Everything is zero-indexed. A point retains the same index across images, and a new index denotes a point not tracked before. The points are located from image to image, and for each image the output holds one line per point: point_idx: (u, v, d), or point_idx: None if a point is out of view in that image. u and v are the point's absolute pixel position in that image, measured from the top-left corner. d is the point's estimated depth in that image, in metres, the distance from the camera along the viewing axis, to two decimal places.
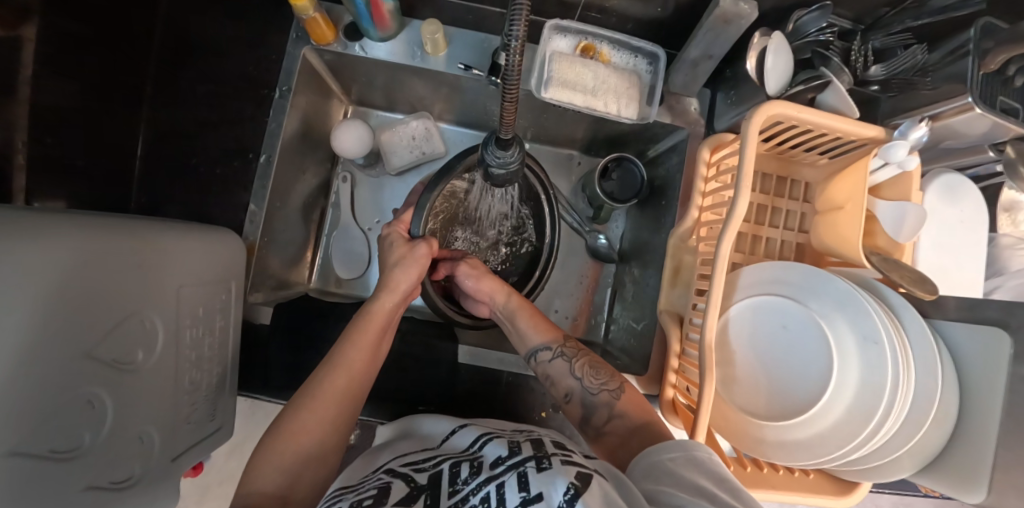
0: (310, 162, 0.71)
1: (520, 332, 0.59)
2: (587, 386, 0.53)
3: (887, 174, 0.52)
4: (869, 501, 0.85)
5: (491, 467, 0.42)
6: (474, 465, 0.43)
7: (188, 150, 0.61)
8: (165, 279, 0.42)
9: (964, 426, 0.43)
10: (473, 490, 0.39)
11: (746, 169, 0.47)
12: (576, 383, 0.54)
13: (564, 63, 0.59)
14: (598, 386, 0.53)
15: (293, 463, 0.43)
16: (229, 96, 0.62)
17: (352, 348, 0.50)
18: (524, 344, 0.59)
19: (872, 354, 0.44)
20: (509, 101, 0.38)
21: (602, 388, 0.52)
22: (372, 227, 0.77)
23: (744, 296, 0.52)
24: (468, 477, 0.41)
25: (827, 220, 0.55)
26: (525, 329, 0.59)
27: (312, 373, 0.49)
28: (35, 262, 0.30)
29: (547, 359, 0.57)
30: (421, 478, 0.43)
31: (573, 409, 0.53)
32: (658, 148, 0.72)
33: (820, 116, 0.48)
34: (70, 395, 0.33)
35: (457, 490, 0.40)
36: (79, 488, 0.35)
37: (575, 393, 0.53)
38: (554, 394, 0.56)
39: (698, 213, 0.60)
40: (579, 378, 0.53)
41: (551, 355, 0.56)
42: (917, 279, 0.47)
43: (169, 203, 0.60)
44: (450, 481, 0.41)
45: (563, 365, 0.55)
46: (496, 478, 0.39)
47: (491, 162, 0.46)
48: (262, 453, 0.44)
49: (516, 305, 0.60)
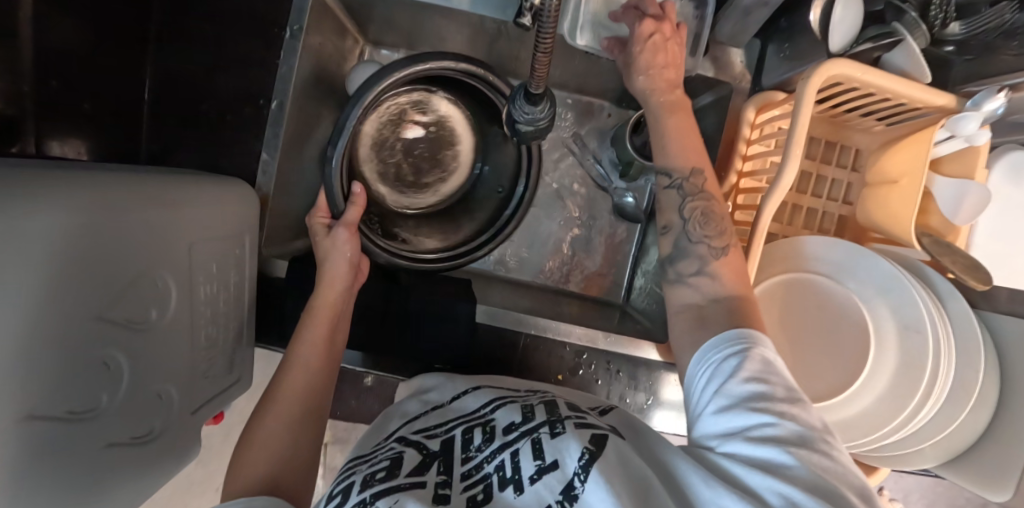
0: (325, 106, 0.67)
1: (658, 134, 0.47)
2: (691, 232, 0.44)
3: (952, 148, 0.47)
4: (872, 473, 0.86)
5: (504, 433, 0.41)
6: (486, 430, 0.43)
7: (196, 94, 0.58)
8: (171, 236, 0.41)
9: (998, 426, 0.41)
10: (488, 457, 0.39)
11: (798, 135, 0.43)
12: (679, 221, 0.45)
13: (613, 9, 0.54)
14: (701, 237, 0.44)
15: (266, 458, 0.43)
16: (237, 34, 0.57)
17: (305, 345, 0.52)
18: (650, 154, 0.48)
19: (912, 343, 0.42)
20: (542, 52, 0.32)
21: (704, 240, 0.43)
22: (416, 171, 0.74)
23: (777, 271, 0.50)
24: (482, 445, 0.41)
25: (875, 194, 0.51)
26: (665, 135, 0.47)
27: (278, 371, 0.52)
28: (47, 229, 0.29)
29: (663, 186, 0.46)
30: (433, 445, 0.44)
31: (663, 243, 0.46)
32: (697, 104, 0.66)
33: (887, 79, 0.44)
34: (86, 356, 0.33)
35: (471, 456, 0.40)
36: (99, 443, 0.35)
37: (674, 230, 0.45)
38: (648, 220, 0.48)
39: (736, 179, 0.57)
40: (685, 218, 0.45)
41: (671, 182, 0.46)
42: (970, 265, 0.44)
43: (179, 150, 0.57)
44: (463, 448, 0.42)
45: (680, 197, 0.45)
46: (510, 446, 0.39)
47: (519, 118, 0.42)
48: (241, 449, 0.45)
49: (671, 106, 0.48)
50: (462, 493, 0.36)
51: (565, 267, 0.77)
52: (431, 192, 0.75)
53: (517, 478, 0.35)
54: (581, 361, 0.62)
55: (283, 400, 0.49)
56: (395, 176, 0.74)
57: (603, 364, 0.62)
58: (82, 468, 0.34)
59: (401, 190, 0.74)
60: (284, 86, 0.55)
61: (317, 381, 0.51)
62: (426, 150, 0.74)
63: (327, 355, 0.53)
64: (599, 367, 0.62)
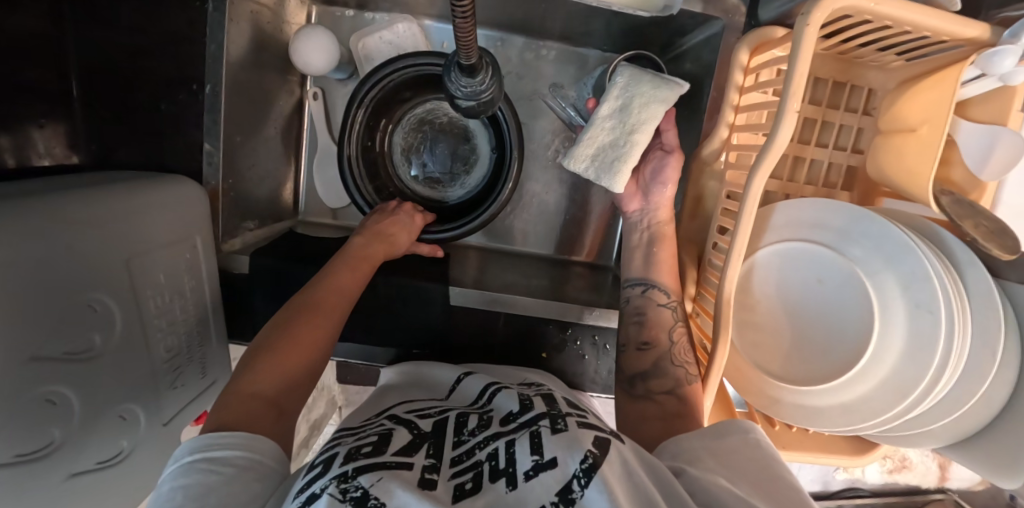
0: (273, 80, 0.61)
1: (651, 260, 0.52)
2: (674, 353, 0.46)
3: (983, 87, 0.40)
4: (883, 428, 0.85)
5: (501, 423, 0.39)
6: (483, 417, 0.41)
7: (125, 84, 0.52)
8: (105, 254, 0.38)
9: (1014, 405, 0.39)
10: (480, 444, 0.37)
11: (796, 86, 0.37)
12: (667, 342, 0.47)
13: (644, 97, 0.51)
14: (681, 359, 0.46)
15: (279, 373, 0.41)
16: (159, 9, 0.51)
17: (340, 274, 0.51)
18: (645, 269, 0.52)
19: (920, 322, 0.39)
20: (462, 18, 0.25)
21: (682, 364, 0.46)
22: (427, 161, 0.69)
23: (774, 239, 0.46)
24: (475, 430, 0.39)
25: (889, 144, 0.45)
26: (660, 266, 0.52)
27: (306, 285, 0.49)
28: None
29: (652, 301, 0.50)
30: (424, 425, 0.41)
31: (643, 359, 0.48)
32: (686, 44, 0.58)
33: (905, 10, 0.36)
34: (23, 400, 0.32)
35: (463, 441, 0.38)
36: (58, 476, 0.35)
37: (659, 349, 0.47)
38: (632, 333, 0.50)
39: (728, 133, 0.50)
40: (673, 341, 0.47)
41: (663, 300, 0.50)
42: (994, 231, 0.39)
43: (118, 148, 0.53)
44: (456, 431, 0.40)
45: (669, 317, 0.49)
46: (506, 436, 0.36)
47: (456, 93, 0.35)
48: (257, 354, 0.42)
49: (666, 236, 0.53)
50: (450, 480, 0.33)
51: (552, 234, 0.73)
52: (458, 184, 0.69)
53: (511, 471, 0.32)
54: (566, 337, 0.59)
55: (321, 311, 0.46)
56: (424, 175, 0.69)
57: (589, 339, 0.59)
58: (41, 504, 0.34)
59: (433, 187, 0.69)
60: (217, 67, 0.49)
61: (345, 302, 0.49)
62: (449, 148, 0.68)
63: (356, 285, 0.51)
64: (585, 342, 0.59)
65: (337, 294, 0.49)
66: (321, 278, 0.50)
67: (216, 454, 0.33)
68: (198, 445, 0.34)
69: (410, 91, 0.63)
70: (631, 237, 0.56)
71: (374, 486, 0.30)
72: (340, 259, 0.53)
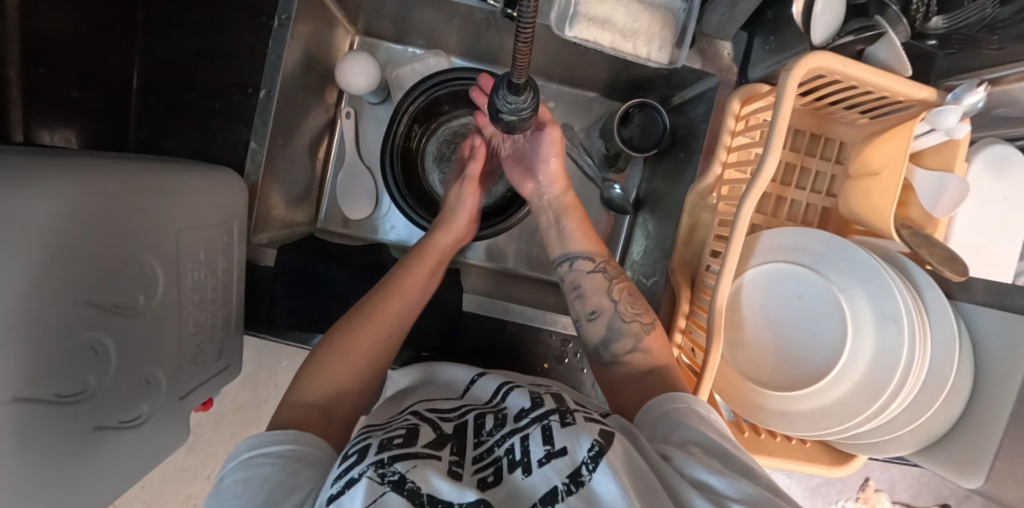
0: (314, 95, 0.67)
1: (563, 231, 0.59)
2: (621, 312, 0.52)
3: (932, 141, 0.48)
4: (886, 490, 0.85)
5: (515, 420, 0.39)
6: (498, 416, 0.41)
7: (183, 82, 0.57)
8: (163, 223, 0.41)
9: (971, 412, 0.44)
10: (499, 441, 0.37)
11: (780, 128, 0.43)
12: (610, 304, 0.53)
13: None
14: (631, 316, 0.52)
15: (333, 383, 0.45)
16: (225, 23, 0.57)
17: (410, 274, 0.55)
18: (562, 242, 0.59)
19: (887, 332, 0.44)
20: (522, 43, 0.31)
21: (635, 319, 0.51)
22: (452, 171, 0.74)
23: (760, 262, 0.50)
24: (493, 429, 0.39)
25: (858, 186, 0.52)
26: (570, 229, 0.59)
27: (373, 289, 0.53)
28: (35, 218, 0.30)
29: (585, 269, 0.56)
30: (447, 427, 0.41)
31: (595, 327, 0.53)
32: (685, 95, 0.67)
33: (869, 72, 0.44)
34: (70, 343, 0.34)
35: (482, 441, 0.38)
36: (83, 426, 0.36)
37: (605, 312, 0.52)
38: (578, 306, 0.54)
39: (721, 170, 0.56)
40: (614, 301, 0.53)
41: (591, 267, 0.56)
42: (948, 258, 0.45)
43: (166, 139, 0.57)
44: (475, 431, 0.40)
45: (602, 280, 0.55)
46: (520, 431, 0.37)
47: (501, 108, 0.41)
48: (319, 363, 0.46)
49: (568, 203, 0.60)
50: (473, 474, 0.34)
51: None
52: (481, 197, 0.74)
53: (526, 461, 0.34)
54: (567, 349, 0.61)
55: (377, 319, 0.49)
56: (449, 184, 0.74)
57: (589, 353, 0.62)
58: (64, 448, 0.35)
59: None
60: (273, 74, 0.55)
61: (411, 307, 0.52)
62: None
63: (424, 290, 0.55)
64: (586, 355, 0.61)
65: (402, 298, 0.52)
66: (389, 285, 0.53)
67: (269, 449, 0.36)
68: (255, 442, 0.36)
69: (447, 106, 0.71)
70: (539, 218, 0.61)
71: (412, 471, 0.31)
72: (416, 256, 0.57)
